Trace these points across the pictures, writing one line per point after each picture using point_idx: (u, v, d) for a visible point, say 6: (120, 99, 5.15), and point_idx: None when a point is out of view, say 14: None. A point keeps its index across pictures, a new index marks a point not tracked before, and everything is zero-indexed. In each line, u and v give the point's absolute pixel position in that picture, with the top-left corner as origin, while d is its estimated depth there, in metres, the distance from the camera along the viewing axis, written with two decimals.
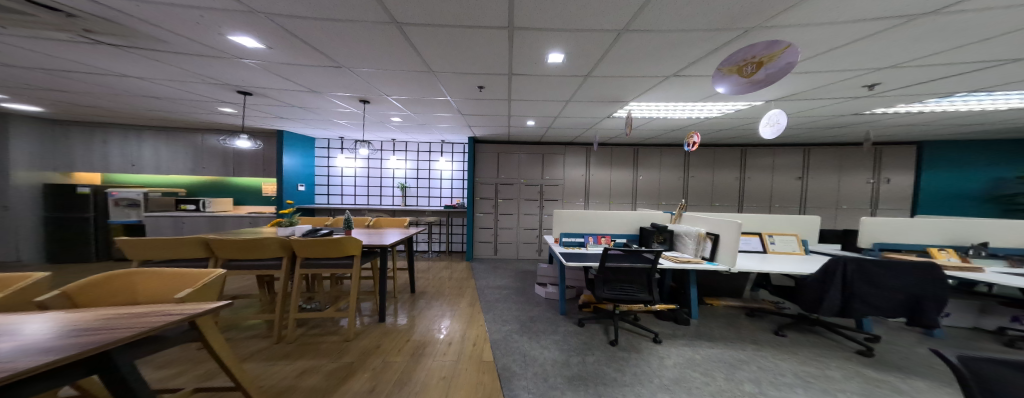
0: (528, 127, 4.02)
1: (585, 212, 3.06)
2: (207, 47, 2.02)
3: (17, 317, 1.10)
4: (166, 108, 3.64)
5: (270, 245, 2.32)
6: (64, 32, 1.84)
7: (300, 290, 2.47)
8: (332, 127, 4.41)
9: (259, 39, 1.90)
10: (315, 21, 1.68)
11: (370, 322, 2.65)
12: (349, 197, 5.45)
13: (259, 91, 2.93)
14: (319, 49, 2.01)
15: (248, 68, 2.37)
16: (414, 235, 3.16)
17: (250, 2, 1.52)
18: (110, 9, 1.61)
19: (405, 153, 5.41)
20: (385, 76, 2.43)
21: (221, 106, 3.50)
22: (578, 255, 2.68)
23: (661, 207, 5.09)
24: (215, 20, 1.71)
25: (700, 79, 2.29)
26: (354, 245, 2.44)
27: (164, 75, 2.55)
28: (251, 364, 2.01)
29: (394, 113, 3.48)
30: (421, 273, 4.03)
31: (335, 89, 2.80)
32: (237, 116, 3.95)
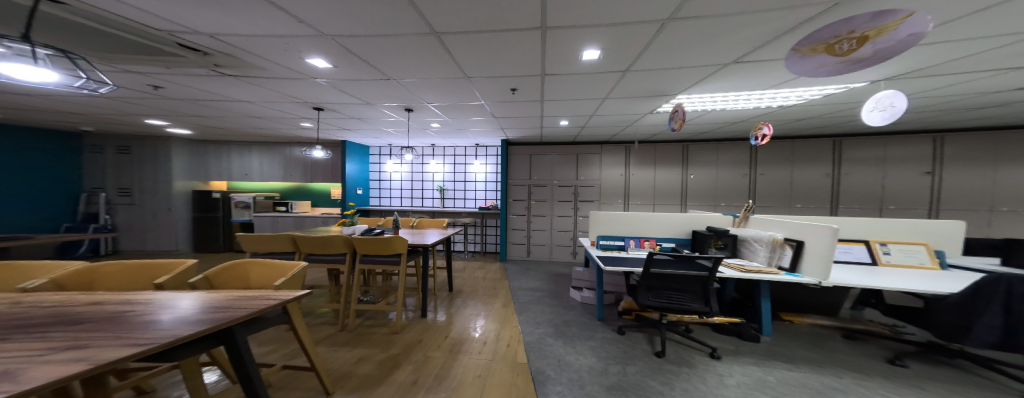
0: (561, 127, 3.94)
1: (628, 213, 2.92)
2: (290, 70, 2.34)
3: (168, 294, 1.38)
4: (264, 126, 4.28)
5: (334, 242, 2.61)
6: (203, 69, 2.29)
7: (359, 283, 2.72)
8: (382, 135, 4.82)
9: (328, 60, 2.15)
10: (368, 38, 1.85)
11: (414, 317, 2.82)
12: (396, 199, 5.87)
13: (331, 106, 3.32)
14: (373, 64, 2.22)
15: (319, 86, 2.70)
16: (452, 235, 3.29)
17: (318, 26, 1.72)
18: (232, 46, 1.96)
19: (443, 157, 5.66)
20: (428, 85, 2.58)
21: (302, 121, 4.03)
22: (620, 259, 2.53)
23: (719, 208, 4.63)
24: (296, 47, 1.98)
25: (766, 64, 2.03)
26: (400, 243, 2.62)
27: (265, 98, 3.03)
28: (321, 348, 2.28)
29: (433, 119, 3.68)
30: (459, 272, 4.17)
31: (385, 100, 3.05)
32: (313, 130, 4.51)
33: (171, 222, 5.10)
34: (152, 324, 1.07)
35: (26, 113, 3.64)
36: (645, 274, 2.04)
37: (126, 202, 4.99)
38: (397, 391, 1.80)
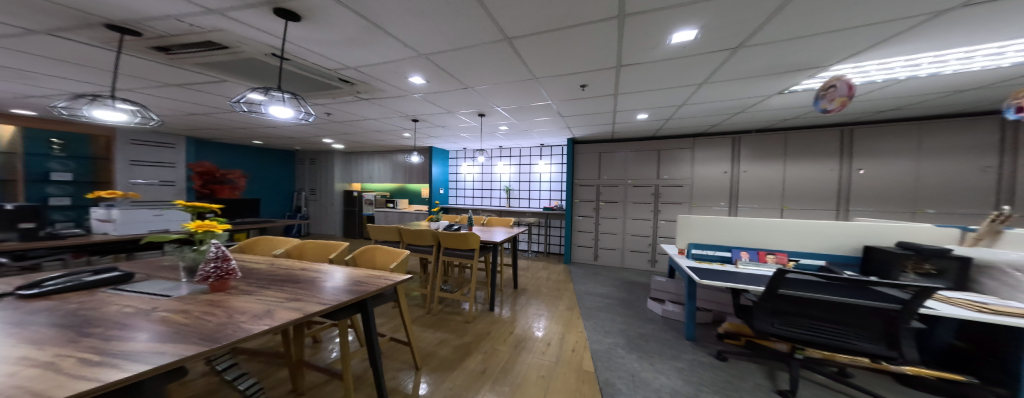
0: (636, 122, 3.60)
1: (734, 219, 2.47)
2: (397, 88, 2.77)
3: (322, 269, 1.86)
4: (376, 137, 5.19)
5: (424, 235, 2.97)
6: (348, 94, 2.92)
7: (439, 272, 3.05)
8: (459, 140, 5.29)
9: (423, 76, 2.47)
10: (450, 52, 2.04)
11: (483, 309, 2.98)
12: (469, 199, 6.33)
13: (425, 117, 3.82)
14: (456, 76, 2.45)
15: (415, 100, 3.11)
16: (518, 234, 3.33)
17: (417, 46, 1.98)
18: (363, 73, 2.43)
19: (511, 158, 5.83)
20: (501, 90, 2.68)
21: (403, 132, 4.78)
22: (723, 273, 2.14)
23: (921, 218, 3.38)
24: (399, 68, 2.33)
25: (963, 13, 1.45)
26: (474, 241, 2.82)
27: (381, 114, 3.71)
28: (415, 327, 2.63)
29: (502, 122, 3.83)
30: (524, 271, 4.24)
31: (464, 107, 3.29)
32: (411, 138, 5.26)
33: (332, 215, 7.05)
34: (316, 294, 1.40)
35: (267, 139, 5.53)
36: (766, 294, 1.59)
37: (314, 200, 7.14)
38: (468, 377, 1.93)
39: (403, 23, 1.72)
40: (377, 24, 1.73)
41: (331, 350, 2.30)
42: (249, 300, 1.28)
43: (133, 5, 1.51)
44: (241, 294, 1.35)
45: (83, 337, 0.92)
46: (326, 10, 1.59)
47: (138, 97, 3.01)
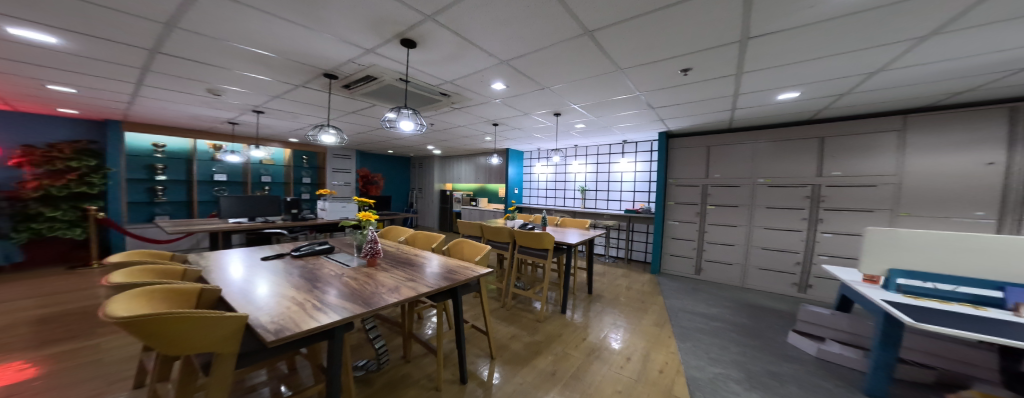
0: (774, 104, 2.90)
1: (999, 237, 1.54)
2: (481, 95, 2.97)
3: (424, 261, 2.35)
4: (460, 140, 5.69)
5: (502, 232, 3.13)
6: (443, 105, 3.29)
7: (513, 269, 3.14)
8: (533, 141, 5.38)
9: (504, 81, 2.58)
10: (529, 55, 2.07)
11: (555, 312, 2.93)
12: (543, 199, 6.37)
13: (504, 121, 4.00)
14: (533, 77, 2.46)
15: (495, 105, 3.28)
16: (594, 237, 3.18)
17: (500, 53, 2.08)
18: (451, 82, 2.68)
19: (587, 157, 5.61)
20: (582, 87, 2.60)
21: (484, 136, 5.15)
22: (986, 323, 1.43)
23: None
24: (483, 75, 2.47)
25: None
26: (546, 240, 2.80)
27: (465, 120, 4.06)
28: (491, 319, 2.78)
29: (578, 120, 3.72)
30: (597, 276, 4.04)
31: (541, 107, 3.30)
32: (491, 141, 5.61)
33: (430, 212, 8.33)
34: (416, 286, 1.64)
35: (378, 145, 6.66)
36: None
37: (421, 198, 8.69)
38: (538, 377, 1.94)
39: (490, 35, 1.83)
40: (469, 39, 1.91)
41: (428, 327, 2.75)
42: (371, 285, 1.64)
43: (305, 46, 2.02)
44: (367, 279, 1.74)
45: (310, 290, 1.50)
46: (431, 34, 1.85)
47: (314, 116, 4.14)
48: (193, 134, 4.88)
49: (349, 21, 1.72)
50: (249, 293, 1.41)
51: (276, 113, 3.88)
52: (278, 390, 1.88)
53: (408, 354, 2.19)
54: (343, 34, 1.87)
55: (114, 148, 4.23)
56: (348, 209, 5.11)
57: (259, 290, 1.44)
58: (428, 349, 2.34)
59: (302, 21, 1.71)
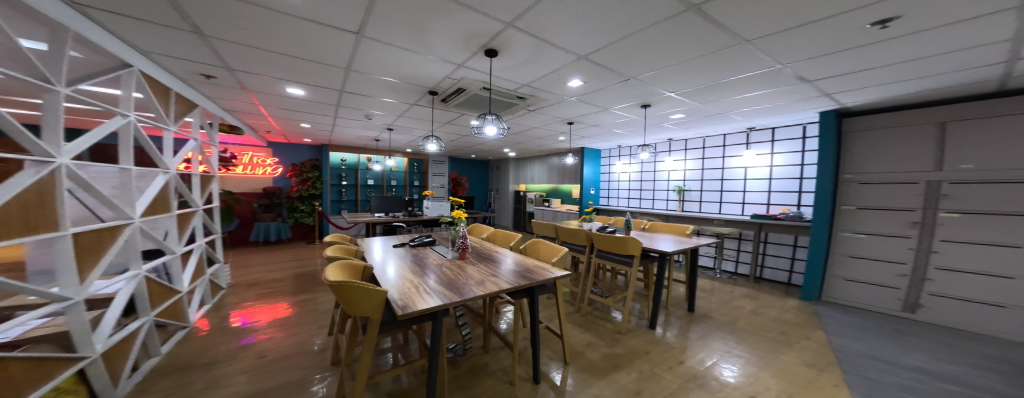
0: (988, 65, 2.00)
1: None
2: (555, 94, 2.92)
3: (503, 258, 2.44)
4: (536, 142, 5.76)
5: (579, 234, 3.00)
6: (520, 108, 3.35)
7: (591, 273, 2.97)
8: (613, 138, 5.05)
9: (582, 77, 2.46)
10: (612, 45, 1.92)
11: (641, 326, 2.64)
12: (631, 200, 5.86)
13: (579, 119, 3.86)
14: (616, 69, 2.28)
15: (571, 103, 3.19)
16: (692, 245, 2.76)
17: (579, 49, 2.00)
18: (526, 85, 2.71)
19: (692, 152, 4.93)
20: (673, 73, 2.33)
21: (558, 136, 5.08)
22: None
23: None
24: (561, 73, 2.41)
25: None
26: (634, 245, 2.55)
27: (540, 122, 4.07)
28: (567, 323, 2.68)
29: (674, 110, 3.31)
30: (700, 293, 3.49)
31: (626, 100, 3.03)
32: (566, 141, 5.51)
33: (505, 212, 8.66)
34: (497, 281, 1.76)
35: (460, 149, 7.27)
36: None
37: (497, 198, 9.13)
38: (619, 393, 1.77)
39: (568, 32, 1.78)
40: (546, 40, 1.88)
41: (502, 322, 2.85)
42: (462, 276, 1.90)
43: (404, 62, 2.31)
44: (460, 271, 2.02)
45: (419, 275, 1.91)
46: (511, 41, 1.90)
47: (418, 126, 4.84)
48: (357, 149, 6.78)
49: (445, 40, 1.94)
50: (382, 273, 1.93)
51: (402, 129, 5.12)
52: (395, 358, 2.29)
53: (487, 345, 2.31)
54: (434, 49, 2.08)
55: (325, 163, 6.46)
56: (444, 207, 5.75)
57: (387, 273, 1.94)
58: (505, 343, 2.41)
59: (410, 46, 2.04)
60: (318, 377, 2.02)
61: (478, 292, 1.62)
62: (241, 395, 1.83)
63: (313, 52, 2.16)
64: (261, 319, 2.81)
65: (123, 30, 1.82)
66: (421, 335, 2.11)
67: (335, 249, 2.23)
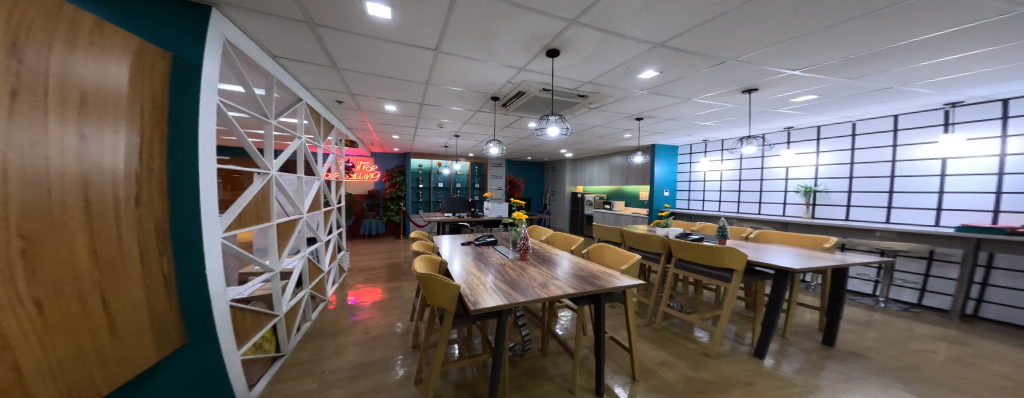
0: None
1: None
2: (622, 90, 2.77)
3: (563, 261, 2.42)
4: (602, 141, 5.54)
5: (652, 241, 2.84)
6: (584, 107, 3.27)
7: (671, 288, 2.69)
8: (695, 131, 4.55)
9: (657, 67, 2.27)
10: (701, 27, 1.72)
11: (739, 351, 2.30)
12: (730, 203, 5.18)
13: (649, 114, 3.62)
14: (703, 53, 2.03)
15: (640, 97, 2.98)
16: (821, 261, 2.22)
17: (654, 38, 1.85)
18: (587, 82, 2.64)
19: (836, 142, 3.90)
20: (794, 48, 1.94)
21: (624, 134, 4.81)
22: None
23: None
24: (632, 67, 2.28)
25: None
26: (733, 257, 2.20)
27: (604, 120, 3.94)
28: (640, 338, 2.48)
29: (794, 92, 2.78)
30: (849, 324, 2.74)
31: (725, 86, 2.64)
32: (634, 139, 5.19)
33: (561, 214, 8.51)
34: (559, 286, 1.74)
35: (517, 152, 7.40)
36: None
37: (552, 200, 9.02)
38: None
39: (640, 21, 1.68)
40: (613, 32, 1.80)
41: (558, 327, 2.81)
42: (524, 277, 1.94)
43: (476, 71, 2.47)
44: (521, 272, 2.06)
45: (482, 274, 2.02)
46: (575, 37, 1.87)
47: (482, 131, 5.11)
48: (430, 155, 7.53)
49: (510, 45, 2.00)
50: (450, 270, 2.10)
51: (468, 135, 5.52)
52: (458, 350, 2.47)
53: (545, 348, 2.30)
54: (503, 57, 2.20)
55: (408, 169, 7.39)
56: (502, 207, 5.95)
57: (454, 270, 2.11)
58: (564, 348, 2.36)
59: (476, 55, 2.16)
60: (399, 359, 2.26)
61: (537, 294, 1.63)
62: (350, 364, 2.17)
63: (396, 70, 2.49)
64: (366, 299, 3.43)
65: (290, 69, 2.47)
66: (484, 331, 2.20)
67: (419, 244, 2.61)
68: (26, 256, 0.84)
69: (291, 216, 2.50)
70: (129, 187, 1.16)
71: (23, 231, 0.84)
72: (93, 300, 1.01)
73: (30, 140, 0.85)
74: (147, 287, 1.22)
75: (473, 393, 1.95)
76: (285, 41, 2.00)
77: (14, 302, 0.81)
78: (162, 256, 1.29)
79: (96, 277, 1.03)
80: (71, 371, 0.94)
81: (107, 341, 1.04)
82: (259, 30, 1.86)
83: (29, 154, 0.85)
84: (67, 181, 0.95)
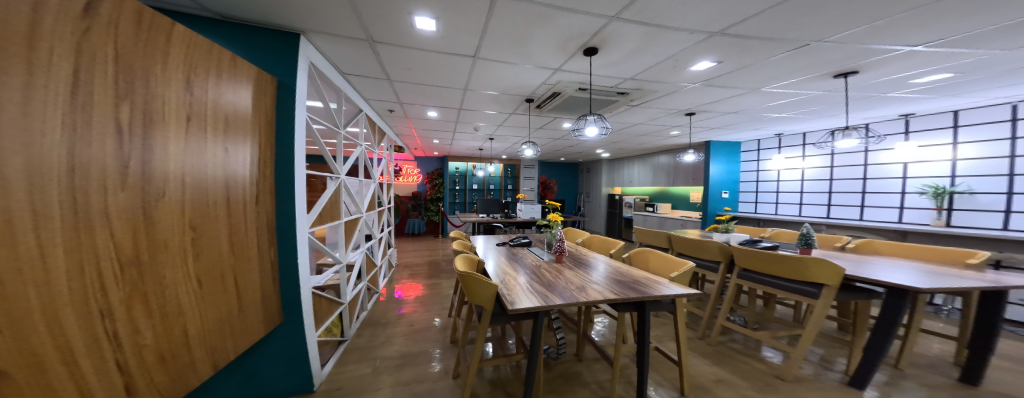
0: None
1: None
2: (672, 83, 2.70)
3: (600, 264, 2.43)
4: (646, 139, 5.34)
5: (708, 248, 2.68)
6: (625, 104, 3.25)
7: (730, 299, 2.50)
8: (762, 125, 4.17)
9: (714, 57, 2.18)
10: (771, 10, 1.62)
11: (826, 378, 2.04)
12: (818, 207, 4.52)
13: (702, 108, 3.47)
14: (770, 37, 1.89)
15: (693, 90, 2.87)
16: (952, 280, 1.81)
17: (709, 27, 1.79)
18: (633, 79, 2.63)
19: (983, 130, 3.15)
20: (899, 25, 1.72)
21: (672, 130, 4.60)
22: None
23: None
24: (683, 59, 2.22)
25: None
26: (827, 272, 1.92)
27: (649, 116, 3.86)
28: (691, 352, 2.38)
29: (912, 73, 2.37)
30: (1004, 361, 2.20)
31: (816, 69, 2.35)
32: (685, 136, 4.95)
33: (597, 216, 8.30)
34: (599, 291, 1.77)
35: (551, 153, 7.41)
36: None
37: (588, 202, 8.84)
38: None
39: (686, 12, 1.66)
40: (660, 25, 1.79)
41: (594, 332, 2.86)
42: (561, 280, 1.99)
43: (520, 75, 2.60)
44: (557, 274, 2.12)
45: (519, 274, 2.10)
46: (616, 33, 1.88)
47: (515, 134, 5.25)
48: (466, 158, 7.85)
49: (546, 46, 2.06)
50: (487, 270, 2.22)
51: (502, 138, 5.69)
52: (495, 349, 2.60)
53: (580, 354, 2.38)
54: (544, 60, 2.29)
55: (446, 172, 7.80)
56: (535, 209, 5.97)
57: (490, 269, 2.22)
58: (600, 355, 2.41)
59: (514, 59, 2.26)
60: (437, 353, 2.42)
61: (574, 297, 1.67)
62: (398, 353, 2.39)
63: (438, 78, 2.69)
64: (410, 294, 3.73)
65: (358, 84, 2.83)
66: (519, 332, 2.28)
67: (459, 243, 2.77)
68: (193, 243, 1.17)
69: (354, 215, 2.86)
70: (254, 191, 1.50)
71: (192, 225, 1.16)
72: (229, 282, 1.34)
73: (201, 157, 1.18)
74: (262, 272, 1.58)
75: (508, 392, 2.03)
76: (350, 58, 2.27)
77: (185, 278, 1.13)
78: (269, 245, 1.64)
79: (232, 261, 1.36)
80: (214, 331, 1.26)
81: (235, 314, 1.38)
82: (331, 50, 2.14)
83: (200, 166, 1.19)
84: (217, 188, 1.28)
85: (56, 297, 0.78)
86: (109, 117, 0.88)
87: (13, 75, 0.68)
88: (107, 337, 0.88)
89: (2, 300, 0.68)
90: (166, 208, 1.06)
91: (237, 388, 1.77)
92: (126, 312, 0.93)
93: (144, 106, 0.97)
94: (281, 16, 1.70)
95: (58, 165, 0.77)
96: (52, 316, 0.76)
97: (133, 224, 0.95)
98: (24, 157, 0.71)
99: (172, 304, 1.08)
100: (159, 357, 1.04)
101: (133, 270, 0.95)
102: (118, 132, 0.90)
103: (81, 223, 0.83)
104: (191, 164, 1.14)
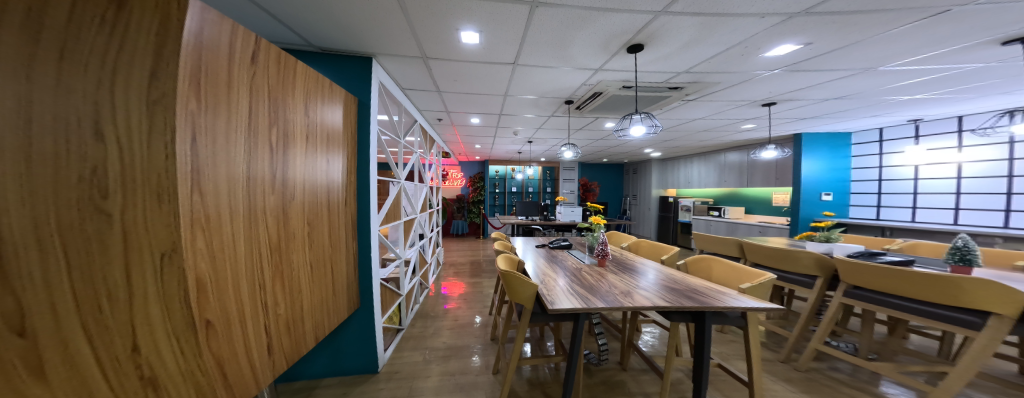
0: None
1: None
2: (744, 72, 2.58)
3: (648, 270, 2.44)
4: (710, 135, 4.99)
5: (796, 257, 2.45)
6: (680, 99, 3.17)
7: (834, 320, 2.24)
8: (884, 110, 3.59)
9: (797, 40, 2.05)
10: None
11: None
12: (992, 214, 3.60)
13: (785, 97, 3.22)
14: (886, 8, 1.71)
15: (774, 77, 2.69)
16: None
17: (787, 8, 1.72)
18: (693, 72, 2.57)
19: None
20: None
21: (744, 123, 4.27)
22: None
23: None
24: (754, 47, 2.15)
25: None
26: (993, 299, 1.53)
27: (716, 110, 3.68)
28: (768, 375, 2.26)
29: None
30: None
31: (966, 38, 2.00)
32: (759, 129, 4.55)
33: (647, 218, 7.95)
34: (646, 297, 1.81)
35: (597, 154, 7.31)
36: None
37: (636, 204, 8.52)
38: None
39: None
40: (719, 14, 1.77)
41: (642, 342, 2.82)
42: (606, 284, 2.07)
43: (568, 78, 2.72)
44: (601, 278, 2.20)
45: (560, 276, 2.24)
46: (664, 27, 1.90)
47: (555, 136, 5.37)
48: (506, 161, 8.15)
49: (587, 47, 2.16)
50: (528, 270, 2.39)
51: (540, 140, 5.81)
52: (537, 349, 2.74)
53: (625, 363, 2.41)
54: (589, 62, 2.40)
55: (486, 175, 8.17)
56: (575, 213, 6.04)
57: (531, 269, 2.40)
58: (648, 367, 2.40)
59: (556, 62, 2.38)
60: (477, 348, 2.65)
61: (618, 302, 1.74)
62: (444, 345, 2.68)
63: (486, 86, 2.91)
64: (455, 291, 4.06)
65: (417, 96, 3.21)
66: (558, 335, 2.38)
67: (499, 244, 2.98)
68: (309, 235, 1.52)
69: (411, 216, 3.23)
70: (344, 195, 1.88)
71: (308, 222, 1.52)
72: (326, 270, 1.70)
73: (313, 168, 1.54)
74: (348, 265, 1.95)
75: (546, 392, 2.16)
76: (408, 74, 2.63)
77: (304, 264, 1.49)
78: (352, 240, 2.02)
79: (330, 253, 1.73)
80: (318, 311, 1.62)
81: (331, 298, 1.74)
82: (395, 69, 2.51)
83: (313, 175, 1.54)
84: (323, 192, 1.65)
85: (237, 271, 1.12)
86: (266, 142, 1.23)
87: (221, 114, 1.04)
88: (260, 306, 1.23)
89: (215, 270, 1.04)
90: (295, 208, 1.41)
91: (328, 362, 2.21)
92: (270, 288, 1.28)
93: (284, 132, 1.33)
94: (358, 44, 2.08)
95: (240, 179, 1.13)
96: (235, 284, 1.12)
97: (276, 222, 1.30)
98: (225, 174, 1.07)
99: (296, 282, 1.43)
100: (286, 327, 1.38)
101: (275, 253, 1.31)
102: (271, 152, 1.26)
103: (250, 219, 1.18)
104: (308, 174, 1.51)
